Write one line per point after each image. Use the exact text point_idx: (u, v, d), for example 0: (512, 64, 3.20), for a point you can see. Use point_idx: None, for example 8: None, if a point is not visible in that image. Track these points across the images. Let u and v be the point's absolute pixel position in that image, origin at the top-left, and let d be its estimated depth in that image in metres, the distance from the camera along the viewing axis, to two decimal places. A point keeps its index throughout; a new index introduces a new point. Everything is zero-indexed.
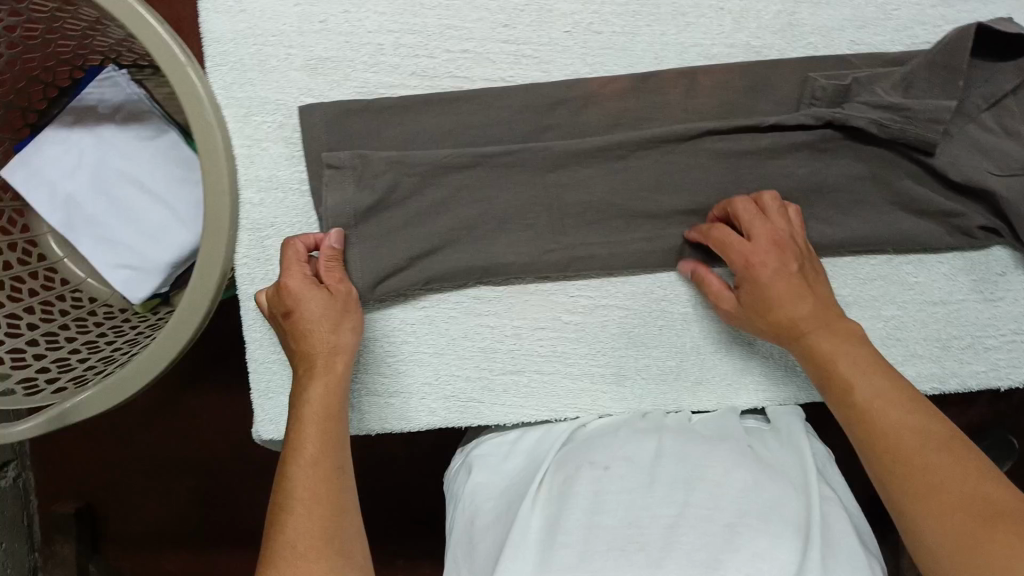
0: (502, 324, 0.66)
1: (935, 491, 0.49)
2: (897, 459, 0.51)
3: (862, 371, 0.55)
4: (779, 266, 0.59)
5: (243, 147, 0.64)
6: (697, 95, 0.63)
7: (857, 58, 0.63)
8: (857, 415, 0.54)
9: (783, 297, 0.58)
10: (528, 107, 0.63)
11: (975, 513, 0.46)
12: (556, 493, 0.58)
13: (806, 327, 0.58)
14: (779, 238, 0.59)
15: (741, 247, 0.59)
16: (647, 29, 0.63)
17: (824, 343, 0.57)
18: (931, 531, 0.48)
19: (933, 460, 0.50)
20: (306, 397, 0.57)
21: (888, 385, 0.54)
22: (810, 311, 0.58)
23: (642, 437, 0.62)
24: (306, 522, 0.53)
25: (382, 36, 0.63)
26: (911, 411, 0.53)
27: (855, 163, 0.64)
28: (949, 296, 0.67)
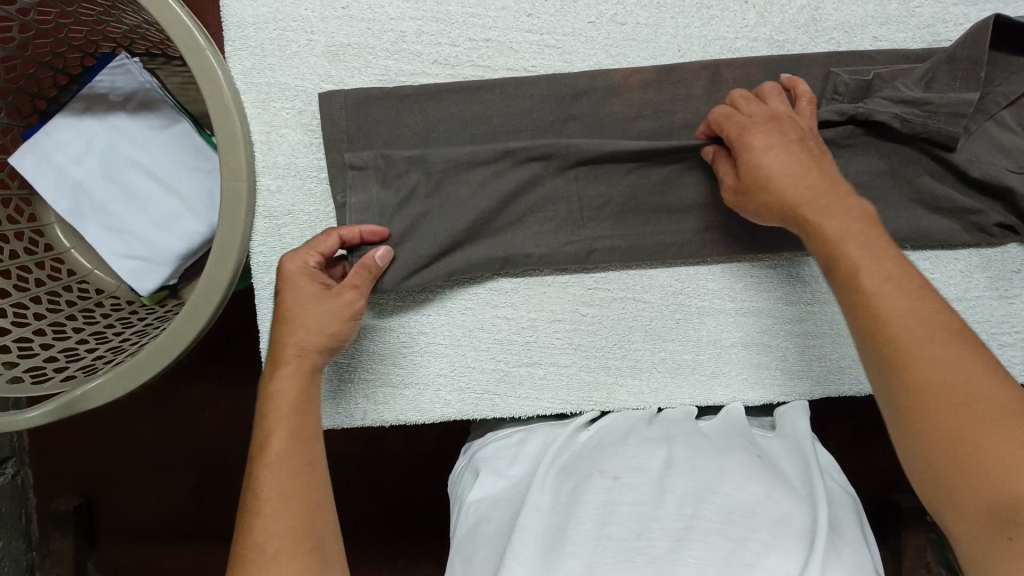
0: (518, 315, 0.66)
1: (943, 391, 0.46)
2: (900, 349, 0.47)
3: (888, 282, 0.50)
4: (774, 135, 0.56)
5: (261, 133, 0.64)
6: (720, 88, 0.63)
7: (880, 54, 0.63)
8: (861, 302, 0.50)
9: (782, 171, 0.55)
10: (550, 97, 0.63)
11: (982, 412, 0.45)
12: (561, 504, 0.55)
13: (811, 216, 0.53)
14: (778, 116, 0.57)
15: (740, 119, 0.56)
16: (671, 22, 0.63)
17: (856, 260, 0.51)
18: (933, 431, 0.46)
19: (937, 351, 0.47)
20: (273, 391, 0.55)
21: (913, 296, 0.49)
22: (805, 184, 0.54)
23: (649, 445, 0.60)
24: (274, 521, 0.51)
25: (405, 23, 0.63)
26: (937, 328, 0.48)
27: (875, 158, 0.64)
28: (964, 293, 0.66)
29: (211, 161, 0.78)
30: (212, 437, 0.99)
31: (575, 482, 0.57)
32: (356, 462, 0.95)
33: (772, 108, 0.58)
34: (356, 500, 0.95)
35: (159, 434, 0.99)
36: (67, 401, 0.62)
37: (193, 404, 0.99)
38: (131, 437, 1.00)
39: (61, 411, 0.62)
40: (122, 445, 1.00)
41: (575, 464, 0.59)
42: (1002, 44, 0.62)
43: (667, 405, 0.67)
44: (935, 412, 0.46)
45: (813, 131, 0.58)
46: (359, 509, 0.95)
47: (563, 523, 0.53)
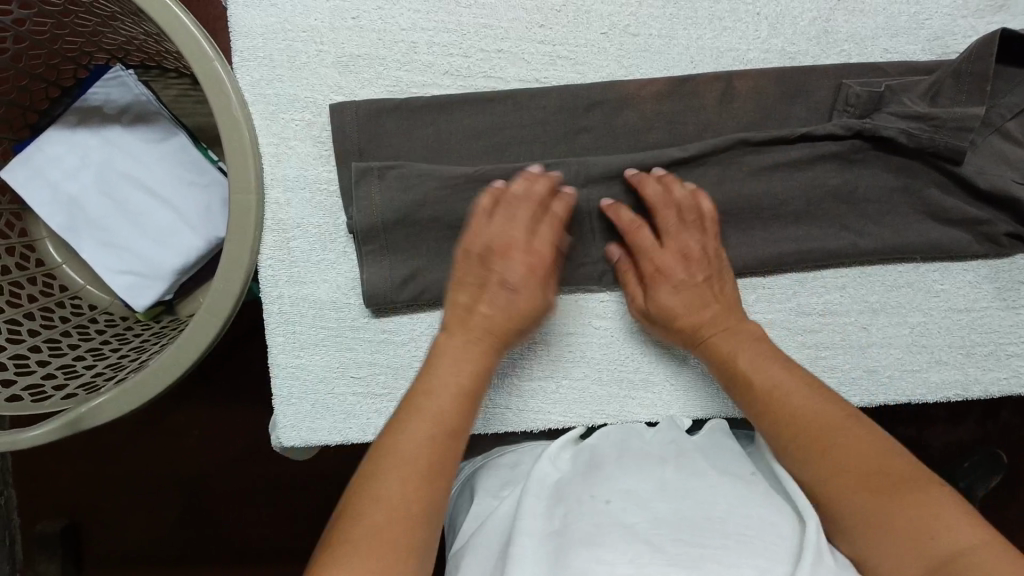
0: (530, 328, 0.65)
1: (840, 472, 0.51)
2: (808, 437, 0.53)
3: (779, 386, 0.56)
4: (682, 275, 0.62)
5: (270, 145, 0.62)
6: (733, 100, 0.63)
7: (890, 65, 0.64)
8: (763, 407, 0.56)
9: (682, 309, 0.61)
10: (564, 109, 0.62)
11: (873, 486, 0.49)
12: (554, 533, 0.51)
13: (718, 343, 0.60)
14: (688, 250, 0.62)
15: (647, 247, 0.61)
16: (684, 33, 0.63)
17: (750, 373, 0.58)
18: (843, 515, 0.50)
19: (832, 440, 0.52)
20: (405, 431, 0.50)
21: (813, 398, 0.55)
22: (708, 317, 0.61)
23: (634, 468, 0.57)
24: (391, 488, 0.47)
25: (416, 34, 0.62)
26: (823, 416, 0.54)
27: (885, 171, 0.64)
28: (973, 304, 0.66)
29: (210, 175, 0.76)
30: (202, 456, 0.96)
31: (566, 507, 0.53)
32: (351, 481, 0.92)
33: (681, 235, 0.61)
34: None
35: (150, 452, 0.97)
36: (71, 419, 0.60)
37: (183, 420, 0.96)
38: (118, 457, 0.97)
39: (66, 428, 0.60)
40: (111, 464, 0.97)
41: (568, 488, 0.55)
42: (1007, 58, 0.62)
43: (680, 417, 0.66)
44: (858, 497, 0.49)
45: (732, 258, 0.63)
46: None
47: (557, 550, 0.49)
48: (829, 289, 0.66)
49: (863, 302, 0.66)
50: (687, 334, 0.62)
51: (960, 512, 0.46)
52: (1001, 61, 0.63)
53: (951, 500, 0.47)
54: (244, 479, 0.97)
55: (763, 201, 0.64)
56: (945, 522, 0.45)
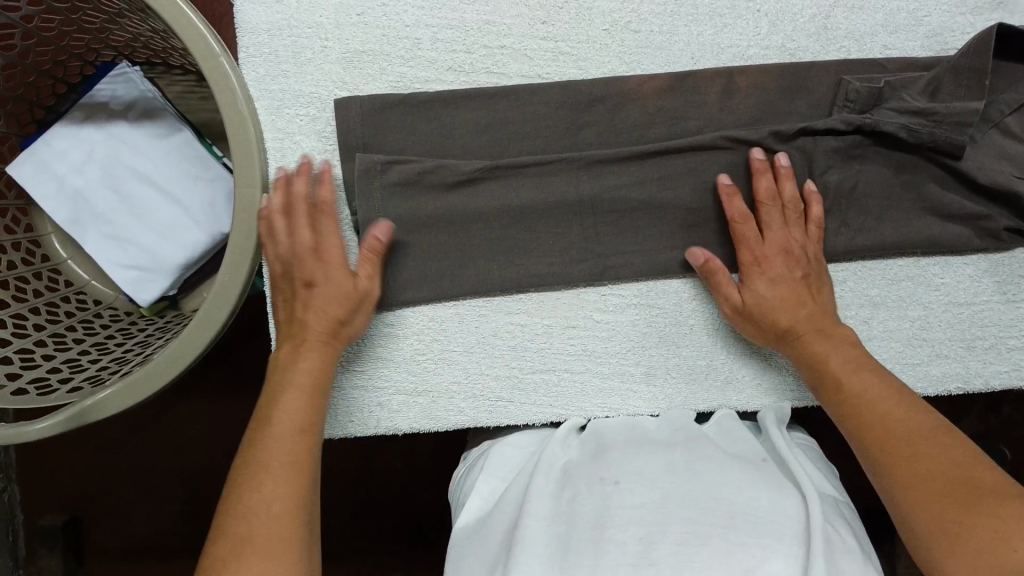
0: (532, 322, 0.65)
1: (921, 476, 0.50)
2: (887, 441, 0.53)
3: (868, 390, 0.56)
4: (783, 271, 0.61)
5: (275, 140, 0.63)
6: (734, 96, 0.64)
7: (889, 61, 0.64)
8: (848, 408, 0.56)
9: (780, 304, 0.61)
10: (566, 104, 0.63)
11: (958, 494, 0.48)
12: (563, 513, 0.53)
13: (810, 344, 0.60)
14: (790, 246, 0.61)
15: (778, 235, 0.61)
16: (684, 30, 0.64)
17: (841, 374, 0.57)
18: (921, 523, 0.48)
19: (918, 446, 0.51)
20: (269, 438, 0.52)
21: (908, 408, 0.54)
22: (803, 317, 0.60)
23: (650, 449, 0.57)
24: (259, 493, 0.50)
25: (420, 30, 0.63)
26: (912, 422, 0.53)
27: (884, 167, 0.64)
28: (973, 298, 0.67)
29: (215, 170, 0.77)
30: (206, 451, 0.97)
31: (575, 488, 0.54)
32: (354, 477, 0.92)
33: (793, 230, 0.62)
34: (353, 513, 0.92)
35: (153, 448, 0.97)
36: (78, 411, 0.60)
37: (188, 416, 0.96)
38: (122, 452, 0.97)
39: (72, 421, 0.60)
40: (115, 459, 0.97)
41: (577, 471, 0.56)
42: (1005, 53, 0.63)
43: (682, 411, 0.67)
44: (935, 505, 0.48)
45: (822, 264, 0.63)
46: (359, 522, 0.93)
47: (566, 532, 0.51)
48: (830, 283, 0.66)
49: (864, 296, 0.66)
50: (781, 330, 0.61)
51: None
52: (1000, 56, 0.63)
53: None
54: None
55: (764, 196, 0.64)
56: (1022, 532, 0.44)
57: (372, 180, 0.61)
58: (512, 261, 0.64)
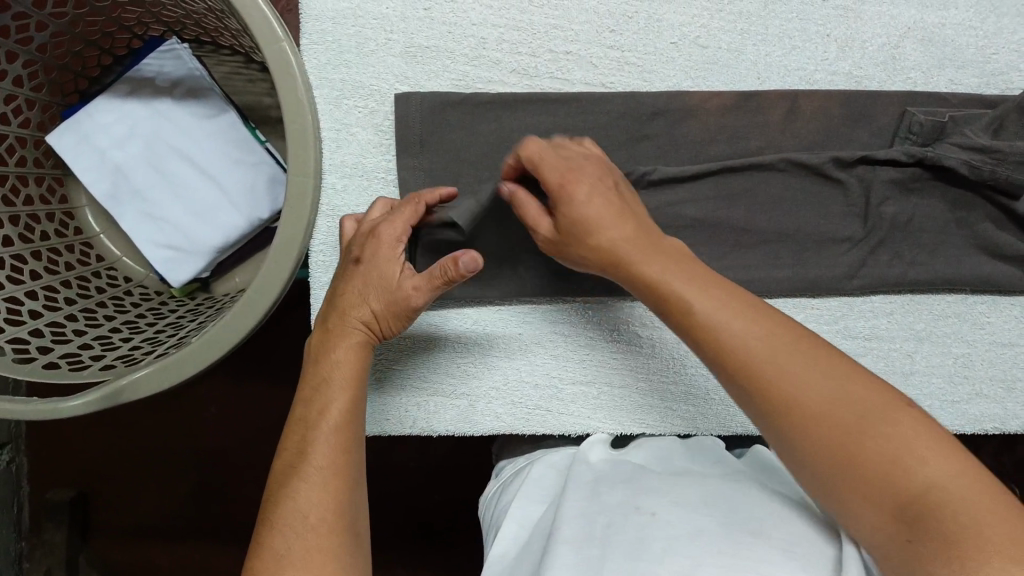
0: (576, 332, 0.65)
1: (800, 407, 0.43)
2: (745, 373, 0.45)
3: (719, 310, 0.47)
4: (593, 181, 0.54)
5: (331, 130, 0.62)
6: (796, 120, 0.63)
7: (954, 96, 0.63)
8: (702, 335, 0.48)
9: (603, 218, 0.52)
10: (628, 116, 0.62)
11: (840, 420, 0.42)
12: (595, 539, 0.50)
13: (640, 265, 0.51)
14: (590, 161, 0.55)
15: (553, 165, 0.54)
16: (753, 49, 0.63)
17: (687, 295, 0.49)
18: (805, 455, 0.43)
19: (791, 370, 0.44)
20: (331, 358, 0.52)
21: (760, 320, 0.47)
22: (627, 234, 0.53)
23: (679, 477, 0.56)
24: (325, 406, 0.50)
25: (486, 29, 0.62)
26: (779, 335, 0.46)
27: (939, 202, 0.64)
28: (1018, 339, 0.66)
29: (257, 155, 0.75)
30: (219, 435, 0.96)
31: (608, 517, 0.52)
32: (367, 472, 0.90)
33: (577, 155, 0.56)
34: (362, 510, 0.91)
35: (168, 428, 0.96)
36: (110, 391, 0.59)
37: (204, 398, 0.96)
38: (134, 430, 0.96)
39: (105, 400, 0.59)
40: (127, 437, 0.96)
41: (607, 497, 0.54)
42: None
43: (719, 432, 0.66)
44: (816, 436, 0.43)
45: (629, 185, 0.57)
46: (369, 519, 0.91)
47: (597, 555, 0.49)
48: (877, 314, 0.65)
49: (909, 328, 0.65)
50: (604, 254, 0.53)
51: (930, 439, 0.41)
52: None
53: (917, 423, 0.42)
54: (260, 463, 0.96)
55: (818, 222, 0.64)
56: (910, 451, 0.40)
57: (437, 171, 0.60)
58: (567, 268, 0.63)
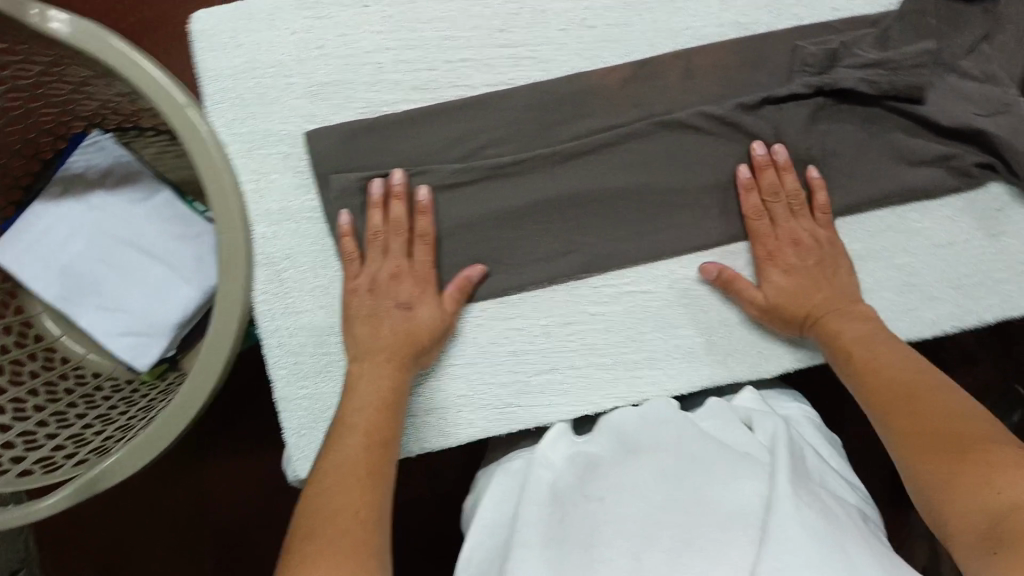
0: (530, 324, 0.65)
1: (920, 425, 0.48)
2: (887, 398, 0.51)
3: (879, 355, 0.55)
4: (788, 263, 0.62)
5: (251, 182, 0.63)
6: (696, 76, 0.64)
7: (839, 23, 0.65)
8: (859, 373, 0.55)
9: (790, 293, 0.61)
10: (534, 107, 0.64)
11: (952, 447, 0.45)
12: (552, 540, 0.50)
13: (832, 323, 0.59)
14: (799, 237, 0.62)
15: (764, 239, 0.63)
16: (638, 19, 0.65)
17: (849, 345, 0.57)
18: (912, 467, 0.46)
19: (928, 399, 0.49)
20: (356, 387, 0.56)
21: (913, 366, 0.53)
22: (819, 298, 0.60)
23: (633, 453, 0.56)
24: (351, 433, 0.52)
25: (382, 54, 0.64)
26: (931, 381, 0.51)
27: (849, 124, 0.65)
28: (955, 238, 0.66)
29: (199, 226, 0.76)
30: None
31: (564, 513, 0.52)
32: None
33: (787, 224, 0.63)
34: None
35: None
36: (86, 482, 0.58)
37: None
38: None
39: (82, 491, 0.59)
40: None
41: (565, 492, 0.54)
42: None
43: (691, 390, 0.66)
44: (925, 462, 0.46)
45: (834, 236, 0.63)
46: None
47: (561, 554, 0.48)
48: None
49: (848, 251, 0.66)
50: (805, 313, 0.60)
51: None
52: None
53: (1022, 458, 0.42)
54: None
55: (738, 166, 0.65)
56: (1001, 475, 0.41)
57: (352, 198, 0.63)
58: (503, 262, 0.65)
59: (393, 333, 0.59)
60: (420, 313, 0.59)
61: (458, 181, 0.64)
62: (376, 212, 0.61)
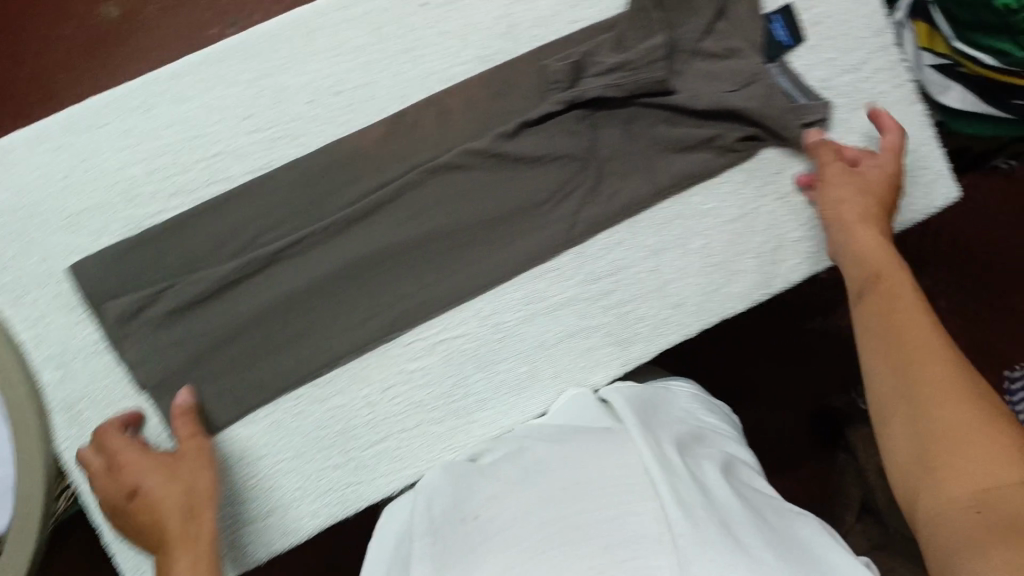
0: (351, 399, 0.65)
1: (933, 388, 0.49)
2: (901, 349, 0.52)
3: (905, 304, 0.54)
4: (862, 191, 0.61)
5: (26, 331, 0.61)
6: (452, 118, 0.65)
7: (578, 34, 0.67)
8: (886, 316, 0.54)
9: (855, 218, 0.60)
10: (301, 184, 0.63)
11: (993, 410, 0.47)
12: (440, 553, 0.47)
13: (880, 260, 0.57)
14: (869, 181, 0.61)
15: (839, 173, 0.62)
16: (384, 75, 0.65)
17: (891, 286, 0.56)
18: (928, 419, 0.48)
19: (935, 364, 0.50)
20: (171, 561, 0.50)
21: (924, 322, 0.53)
22: (864, 237, 0.59)
23: (503, 465, 0.55)
24: None
25: (131, 168, 0.62)
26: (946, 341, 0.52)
27: (616, 130, 0.66)
28: (743, 210, 0.67)
29: None
30: None
31: (456, 524, 0.49)
32: None
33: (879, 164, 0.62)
34: None
35: None
36: None
37: None
38: None
39: None
40: None
41: (460, 507, 0.51)
42: None
43: (525, 421, 0.66)
44: (977, 412, 0.47)
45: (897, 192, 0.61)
46: None
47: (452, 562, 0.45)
48: (609, 249, 0.66)
49: (643, 247, 0.67)
50: (865, 259, 0.58)
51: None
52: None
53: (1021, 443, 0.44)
54: None
55: (516, 193, 0.65)
56: (992, 472, 0.43)
57: (136, 320, 0.61)
58: (308, 343, 0.64)
59: (159, 513, 0.53)
60: (144, 487, 0.54)
61: (241, 275, 0.63)
62: (111, 443, 0.57)
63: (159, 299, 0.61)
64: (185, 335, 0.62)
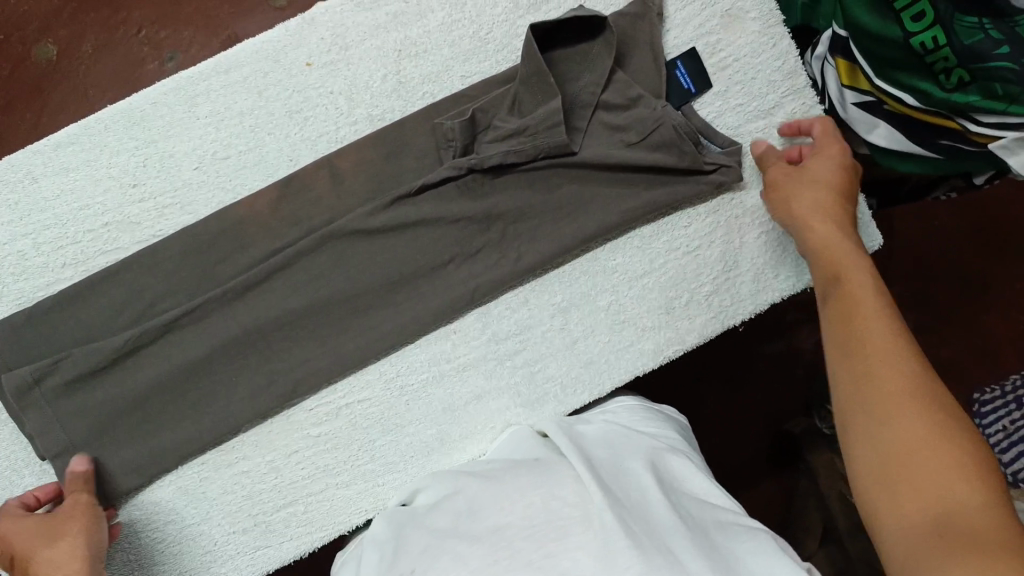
0: (255, 465, 0.63)
1: (885, 395, 0.45)
2: (859, 354, 0.48)
3: (867, 308, 0.50)
4: (816, 191, 0.59)
5: None
6: (344, 180, 0.63)
7: (471, 89, 0.64)
8: (846, 321, 0.50)
9: (808, 218, 0.58)
10: (191, 251, 0.62)
11: (950, 423, 0.43)
12: None
13: (843, 259, 0.54)
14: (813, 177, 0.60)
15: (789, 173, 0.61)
16: (271, 137, 0.64)
17: (854, 290, 0.52)
18: (881, 433, 0.44)
19: (893, 370, 0.46)
20: None
21: (883, 326, 0.49)
22: (821, 239, 0.56)
23: (439, 508, 0.49)
24: None
25: (19, 241, 0.62)
26: (909, 344, 0.47)
27: (519, 190, 0.63)
28: (652, 265, 0.65)
29: None
30: None
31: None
32: None
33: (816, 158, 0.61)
34: None
35: None
36: None
37: None
38: None
39: None
40: None
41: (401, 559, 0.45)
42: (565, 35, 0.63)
43: None
44: (928, 424, 0.43)
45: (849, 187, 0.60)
46: None
47: None
48: (514, 309, 0.64)
49: (551, 305, 0.64)
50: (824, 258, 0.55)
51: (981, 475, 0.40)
52: (555, 45, 0.63)
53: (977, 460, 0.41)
54: None
55: (413, 252, 0.63)
56: (952, 488, 0.40)
57: (32, 392, 0.59)
58: (208, 408, 0.62)
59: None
60: (40, 557, 0.52)
61: (135, 346, 0.61)
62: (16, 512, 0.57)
63: (51, 371, 0.59)
64: (83, 406, 0.60)
